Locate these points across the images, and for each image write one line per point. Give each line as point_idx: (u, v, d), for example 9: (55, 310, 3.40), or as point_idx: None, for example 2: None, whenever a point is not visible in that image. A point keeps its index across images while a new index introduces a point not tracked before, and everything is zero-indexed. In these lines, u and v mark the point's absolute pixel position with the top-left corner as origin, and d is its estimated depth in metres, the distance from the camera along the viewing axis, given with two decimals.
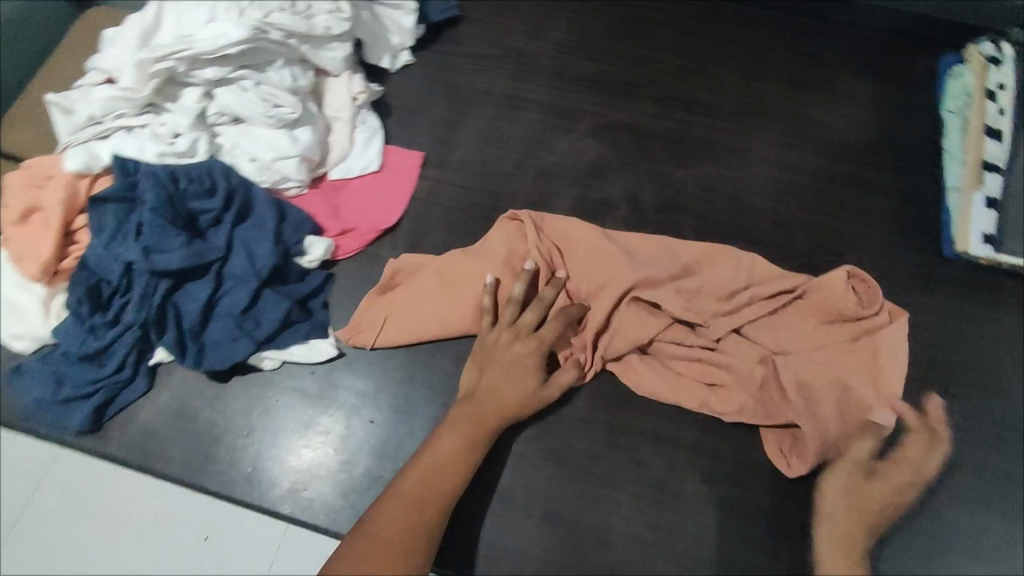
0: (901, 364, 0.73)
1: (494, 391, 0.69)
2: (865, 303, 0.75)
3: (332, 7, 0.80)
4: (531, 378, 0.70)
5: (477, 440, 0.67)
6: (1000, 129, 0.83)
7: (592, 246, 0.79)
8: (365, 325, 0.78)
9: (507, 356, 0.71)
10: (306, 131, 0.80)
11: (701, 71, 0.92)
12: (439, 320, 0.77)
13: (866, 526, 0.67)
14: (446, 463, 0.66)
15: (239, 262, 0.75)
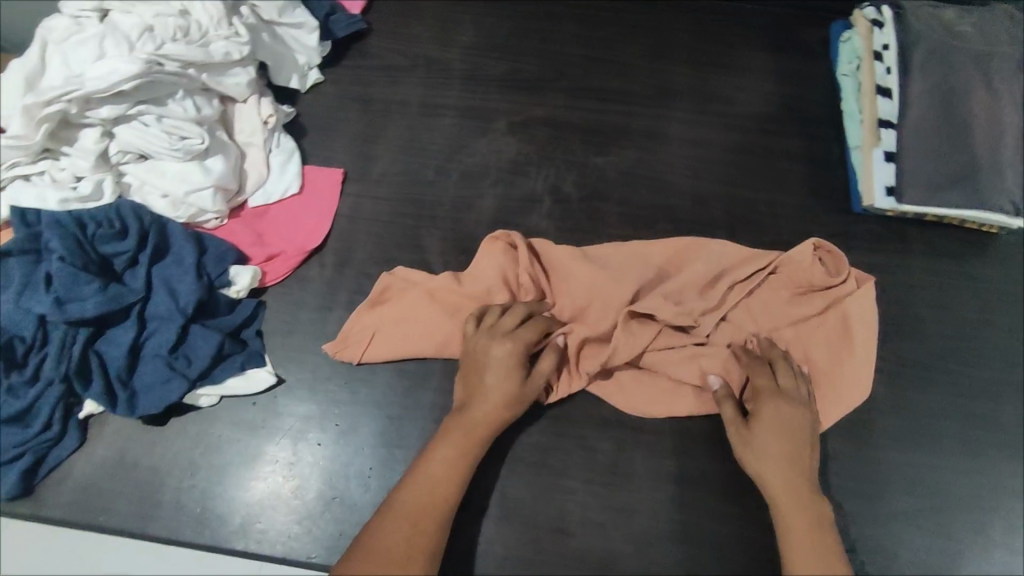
0: (871, 332, 0.75)
1: (481, 399, 0.69)
2: (832, 272, 0.78)
3: (228, 32, 0.79)
4: (513, 376, 0.70)
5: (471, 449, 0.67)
6: (889, 87, 0.85)
7: (572, 254, 0.79)
8: (354, 338, 0.77)
9: (486, 360, 0.70)
10: (217, 160, 0.78)
11: (610, 60, 0.94)
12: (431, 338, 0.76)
13: (800, 474, 0.66)
14: (443, 472, 0.66)
15: (161, 301, 0.73)
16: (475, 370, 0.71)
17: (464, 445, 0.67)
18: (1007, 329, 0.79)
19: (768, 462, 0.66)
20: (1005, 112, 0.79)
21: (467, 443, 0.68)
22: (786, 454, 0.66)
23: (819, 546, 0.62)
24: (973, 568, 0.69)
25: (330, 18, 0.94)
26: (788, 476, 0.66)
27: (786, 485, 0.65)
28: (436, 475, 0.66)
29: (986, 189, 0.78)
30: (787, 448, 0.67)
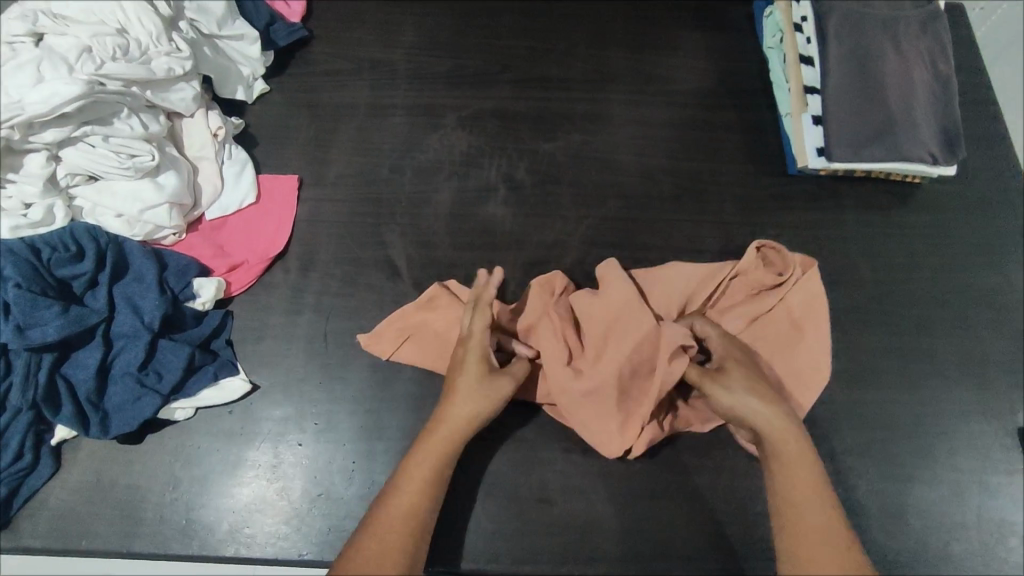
0: (823, 334, 0.77)
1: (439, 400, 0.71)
2: (780, 266, 0.81)
3: (169, 48, 0.79)
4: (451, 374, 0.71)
5: (442, 463, 0.66)
6: (811, 55, 0.91)
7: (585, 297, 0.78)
8: (387, 336, 0.78)
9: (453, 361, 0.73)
10: (170, 176, 0.78)
11: (551, 50, 0.97)
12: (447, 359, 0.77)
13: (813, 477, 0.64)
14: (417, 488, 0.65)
15: (126, 319, 0.73)
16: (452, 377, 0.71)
17: (434, 462, 0.66)
18: (935, 268, 0.85)
19: (757, 410, 0.68)
20: (914, 72, 0.87)
21: (436, 457, 0.66)
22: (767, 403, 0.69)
23: (815, 484, 0.64)
24: (922, 489, 0.75)
25: (271, 28, 0.94)
26: (780, 424, 0.67)
27: (779, 432, 0.67)
28: (415, 491, 0.64)
29: (905, 143, 0.84)
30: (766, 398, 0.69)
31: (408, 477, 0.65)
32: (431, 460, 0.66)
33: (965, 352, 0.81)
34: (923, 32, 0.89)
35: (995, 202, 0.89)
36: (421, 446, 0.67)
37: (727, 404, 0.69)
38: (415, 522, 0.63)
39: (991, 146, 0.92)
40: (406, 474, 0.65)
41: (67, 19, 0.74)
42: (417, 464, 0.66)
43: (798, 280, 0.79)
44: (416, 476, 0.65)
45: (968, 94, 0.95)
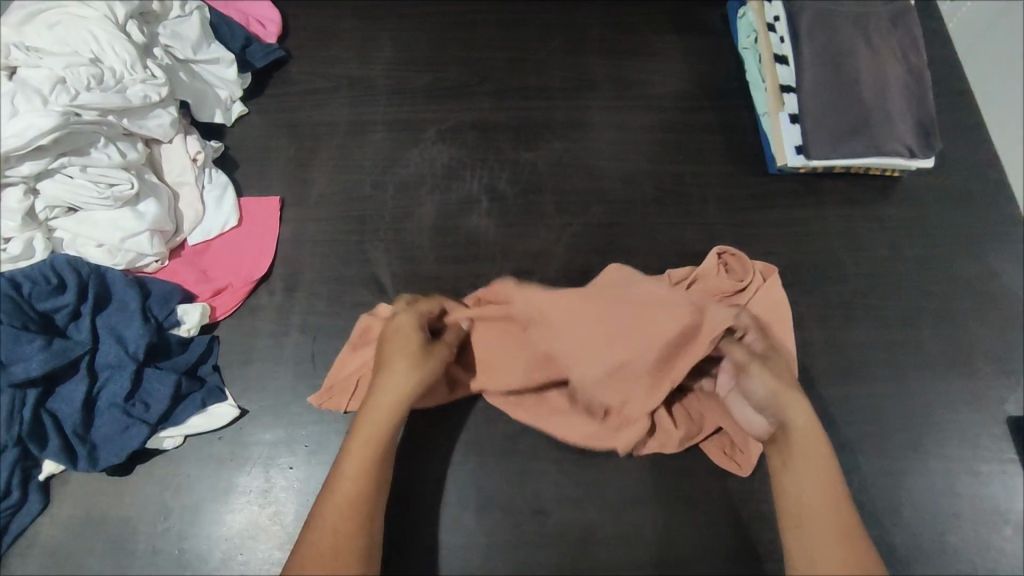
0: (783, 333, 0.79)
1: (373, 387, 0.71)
2: (740, 274, 0.81)
3: (144, 75, 0.79)
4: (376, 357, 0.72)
5: (376, 457, 0.66)
6: (785, 54, 0.91)
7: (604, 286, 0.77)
8: (337, 388, 0.77)
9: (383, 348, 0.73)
10: (150, 204, 0.78)
11: (528, 59, 0.98)
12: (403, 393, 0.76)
13: (833, 503, 0.65)
14: (352, 485, 0.64)
15: (111, 349, 0.73)
16: (385, 347, 0.71)
17: (365, 457, 0.65)
18: (918, 261, 0.86)
19: (794, 401, 0.70)
20: (887, 66, 0.88)
21: (365, 449, 0.66)
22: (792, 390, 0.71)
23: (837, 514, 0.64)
24: (915, 482, 0.75)
25: (247, 50, 0.94)
26: (809, 430, 0.69)
27: (807, 438, 0.69)
28: (351, 490, 0.64)
29: (881, 136, 0.85)
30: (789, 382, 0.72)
31: (342, 475, 0.65)
32: (362, 455, 0.66)
33: (950, 343, 0.82)
34: (893, 27, 0.91)
35: (974, 192, 0.90)
36: (351, 442, 0.66)
37: (764, 395, 0.71)
38: (358, 525, 0.63)
39: (967, 137, 0.93)
40: (340, 472, 0.65)
41: (41, 50, 0.73)
42: (350, 461, 0.65)
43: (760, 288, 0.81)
44: (352, 473, 0.65)
45: (942, 86, 0.96)
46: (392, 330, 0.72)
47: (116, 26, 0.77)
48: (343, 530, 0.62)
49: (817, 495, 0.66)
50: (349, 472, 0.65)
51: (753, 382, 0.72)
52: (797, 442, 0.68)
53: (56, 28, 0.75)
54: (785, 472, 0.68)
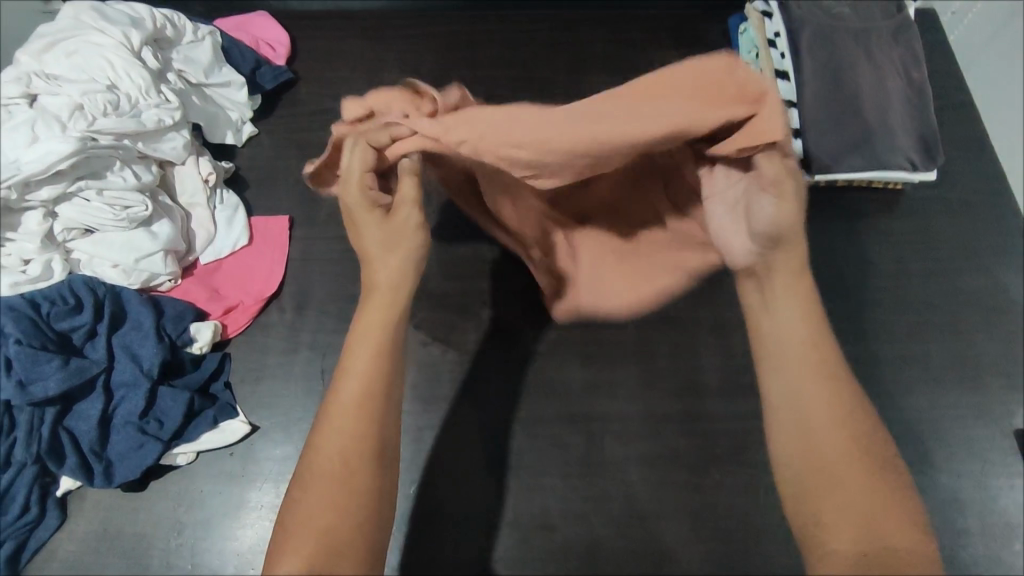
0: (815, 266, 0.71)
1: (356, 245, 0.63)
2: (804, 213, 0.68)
3: (158, 100, 0.81)
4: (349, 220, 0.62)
5: (378, 376, 0.59)
6: (786, 70, 0.91)
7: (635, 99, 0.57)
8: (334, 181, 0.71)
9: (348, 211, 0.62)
10: (164, 224, 0.80)
11: (532, 77, 1.00)
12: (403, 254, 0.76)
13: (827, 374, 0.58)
14: (352, 414, 0.57)
15: (126, 368, 0.75)
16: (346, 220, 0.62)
17: (365, 377, 0.58)
18: (922, 274, 0.86)
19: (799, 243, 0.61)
20: (887, 80, 0.89)
21: (370, 358, 0.59)
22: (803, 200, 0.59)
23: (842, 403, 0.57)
24: (923, 496, 0.75)
25: (257, 72, 0.97)
26: (800, 316, 0.61)
27: (802, 326, 0.60)
28: (339, 446, 0.56)
29: (882, 150, 0.86)
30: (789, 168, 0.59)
31: (336, 402, 0.58)
32: (363, 381, 0.58)
33: (956, 356, 0.82)
34: (895, 42, 0.91)
35: (978, 205, 0.90)
36: (350, 356, 0.60)
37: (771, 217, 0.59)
38: (349, 458, 0.56)
39: (971, 149, 0.93)
40: (334, 403, 0.58)
41: (60, 78, 0.75)
42: (346, 382, 0.58)
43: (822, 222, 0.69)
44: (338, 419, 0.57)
45: (944, 98, 0.97)
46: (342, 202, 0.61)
47: (131, 53, 0.80)
48: (342, 463, 0.56)
49: (817, 393, 0.57)
50: (346, 398, 0.58)
51: (762, 200, 0.59)
52: (783, 334, 0.61)
53: (73, 55, 0.77)
54: (769, 330, 0.61)
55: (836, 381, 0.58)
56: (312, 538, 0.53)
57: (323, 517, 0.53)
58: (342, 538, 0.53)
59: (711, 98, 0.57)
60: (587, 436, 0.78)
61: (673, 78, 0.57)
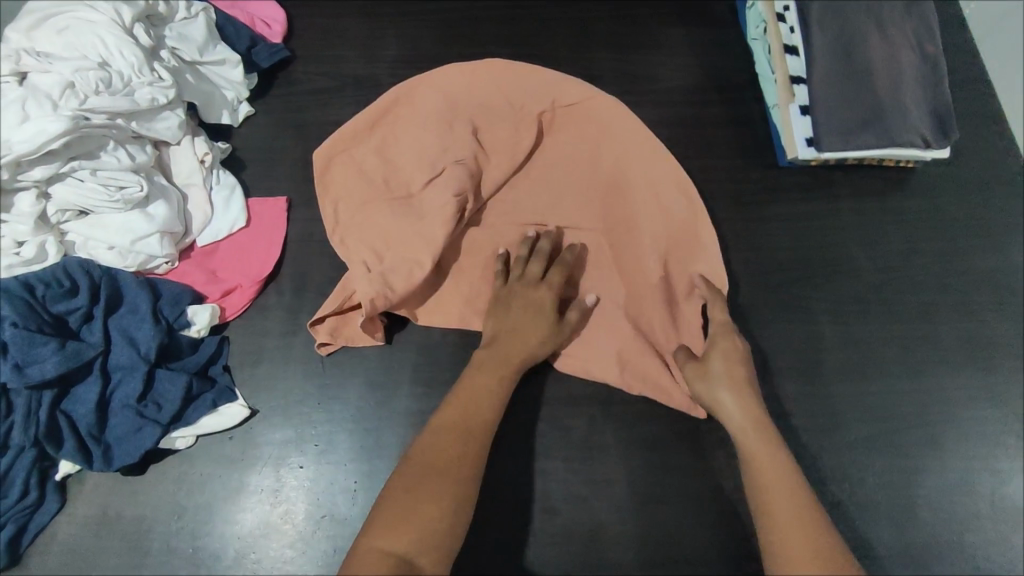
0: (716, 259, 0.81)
1: (514, 334, 0.74)
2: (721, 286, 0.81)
3: (151, 78, 0.79)
4: (537, 315, 0.75)
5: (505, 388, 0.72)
6: (796, 45, 0.89)
7: (536, 213, 0.86)
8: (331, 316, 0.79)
9: (520, 304, 0.76)
10: (160, 206, 0.79)
11: (533, 54, 0.97)
12: (391, 141, 0.86)
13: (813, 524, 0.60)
14: (478, 405, 0.70)
15: (123, 351, 0.74)
16: (510, 320, 0.75)
17: (497, 385, 0.71)
18: (933, 254, 0.84)
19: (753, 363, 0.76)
20: (901, 55, 0.86)
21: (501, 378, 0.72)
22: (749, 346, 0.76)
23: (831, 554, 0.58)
24: (931, 479, 0.74)
25: (252, 50, 0.95)
26: (766, 460, 0.66)
27: (775, 473, 0.65)
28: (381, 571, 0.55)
29: (895, 126, 0.83)
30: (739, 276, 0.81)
31: (468, 394, 0.70)
32: (491, 380, 0.71)
33: (968, 338, 0.80)
34: (908, 15, 0.88)
35: (992, 182, 0.88)
36: (484, 361, 0.73)
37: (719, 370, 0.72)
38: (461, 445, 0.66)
39: (985, 126, 0.91)
40: (470, 393, 0.70)
41: (50, 55, 0.74)
42: (481, 376, 0.72)
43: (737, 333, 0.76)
44: (375, 554, 0.57)
45: (958, 74, 0.94)
46: (533, 297, 0.77)
47: (123, 30, 0.78)
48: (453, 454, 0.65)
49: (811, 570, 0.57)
50: (482, 399, 0.70)
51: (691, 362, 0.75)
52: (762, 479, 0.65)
53: (65, 33, 0.75)
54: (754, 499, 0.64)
55: (816, 536, 0.59)
56: (391, 521, 0.59)
57: (424, 500, 0.61)
58: (416, 520, 0.59)
59: (595, 209, 0.85)
60: (590, 420, 0.77)
61: (573, 196, 0.86)
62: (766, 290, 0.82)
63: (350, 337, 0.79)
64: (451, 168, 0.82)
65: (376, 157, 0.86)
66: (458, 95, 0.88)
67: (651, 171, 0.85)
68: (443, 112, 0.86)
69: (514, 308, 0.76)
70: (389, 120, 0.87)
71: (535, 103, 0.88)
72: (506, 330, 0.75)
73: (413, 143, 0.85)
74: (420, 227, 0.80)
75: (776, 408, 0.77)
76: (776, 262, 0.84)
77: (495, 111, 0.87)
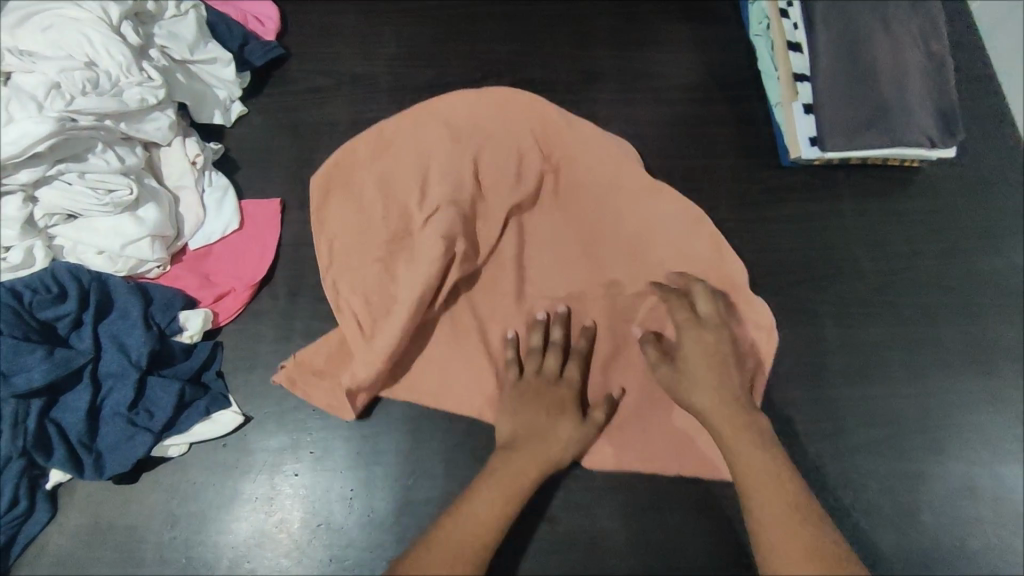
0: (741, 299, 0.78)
1: (531, 436, 0.70)
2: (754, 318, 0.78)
3: (141, 78, 0.77)
4: (552, 417, 0.72)
5: (514, 503, 0.67)
6: (800, 41, 0.88)
7: (541, 251, 0.81)
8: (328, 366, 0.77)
9: (536, 404, 0.72)
10: (150, 208, 0.77)
11: (532, 51, 0.95)
12: (389, 171, 0.81)
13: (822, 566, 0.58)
14: (483, 524, 0.64)
15: (114, 358, 0.72)
16: (526, 421, 0.71)
17: (503, 499, 0.66)
18: (938, 255, 0.83)
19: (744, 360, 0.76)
20: (906, 52, 0.85)
21: (511, 492, 0.67)
22: (739, 340, 0.76)
23: None
24: (935, 485, 0.73)
25: (246, 48, 0.92)
26: (770, 493, 0.63)
27: (780, 508, 0.62)
28: None
29: (900, 126, 0.82)
30: (769, 351, 0.77)
31: (475, 508, 0.65)
32: (499, 493, 0.66)
33: (971, 340, 0.79)
34: (913, 11, 0.87)
35: (998, 182, 0.86)
36: (495, 469, 0.68)
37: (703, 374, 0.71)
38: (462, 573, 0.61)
39: (990, 125, 0.89)
40: (473, 507, 0.65)
41: (35, 54, 0.72)
42: (490, 489, 0.67)
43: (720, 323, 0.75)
44: None
45: (964, 71, 0.92)
46: (553, 396, 0.73)
47: (111, 28, 0.76)
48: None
49: None
50: (485, 513, 0.65)
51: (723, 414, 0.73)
52: (759, 501, 0.63)
53: (49, 31, 0.73)
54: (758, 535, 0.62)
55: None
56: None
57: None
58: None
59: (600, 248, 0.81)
60: None
61: (579, 233, 0.81)
62: (768, 292, 0.81)
63: (332, 406, 0.75)
64: (446, 208, 0.77)
65: (375, 189, 0.81)
66: (466, 123, 0.83)
67: (662, 212, 0.80)
68: (446, 141, 0.81)
69: (530, 404, 0.72)
70: (390, 148, 0.82)
71: (546, 138, 0.83)
72: (523, 434, 0.71)
73: (407, 175, 0.81)
74: (413, 271, 0.76)
75: (778, 412, 0.76)
76: (779, 264, 0.82)
77: (502, 142, 0.82)
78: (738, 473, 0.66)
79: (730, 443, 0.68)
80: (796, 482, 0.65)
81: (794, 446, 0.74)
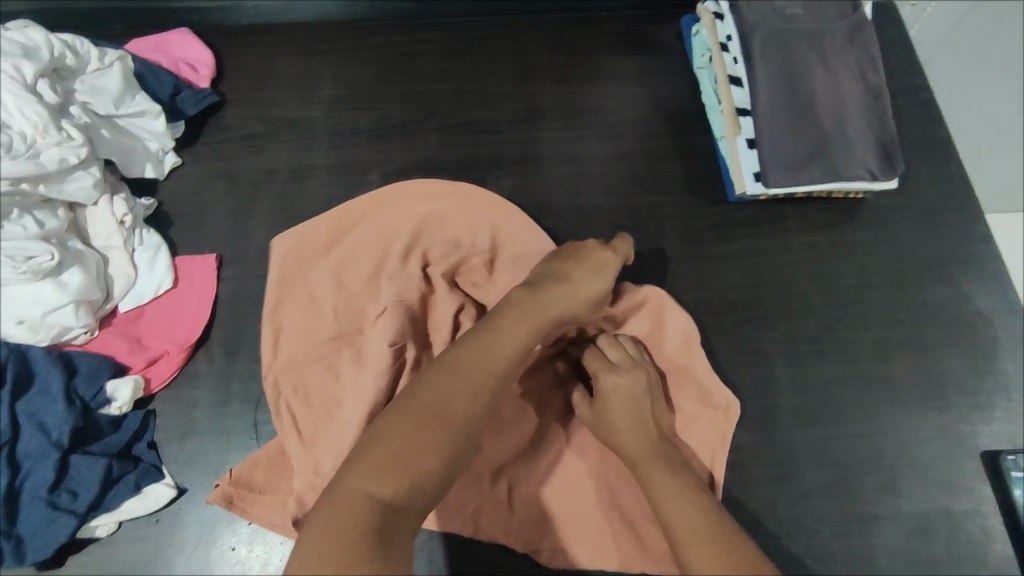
0: (695, 385, 0.76)
1: (566, 280, 0.69)
2: (711, 397, 0.75)
3: (60, 137, 0.73)
4: (595, 278, 0.71)
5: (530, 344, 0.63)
6: (740, 76, 0.87)
7: None
8: (261, 482, 0.73)
9: (579, 256, 0.72)
10: (74, 273, 0.73)
11: (476, 89, 0.94)
12: (345, 261, 0.80)
13: None
14: (507, 350, 0.61)
15: (33, 438, 0.68)
16: (561, 270, 0.70)
17: (526, 332, 0.63)
18: (885, 287, 0.82)
19: (660, 402, 0.73)
20: (844, 85, 0.85)
21: (534, 329, 0.64)
22: (655, 380, 0.73)
23: None
24: (889, 526, 0.72)
25: (177, 97, 0.90)
26: (695, 533, 0.60)
27: (705, 547, 0.58)
28: (384, 459, 0.51)
29: (842, 161, 0.82)
30: (726, 430, 0.74)
31: (501, 335, 0.61)
32: (524, 326, 0.63)
33: (922, 373, 0.78)
34: (850, 43, 0.87)
35: (941, 211, 0.86)
36: (522, 302, 0.65)
37: (620, 422, 0.69)
38: (479, 397, 0.57)
39: (932, 152, 0.90)
40: (494, 337, 0.61)
41: None
42: (517, 321, 0.63)
43: (649, 372, 0.73)
44: (377, 446, 0.52)
45: (904, 98, 0.93)
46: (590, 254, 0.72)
47: (24, 86, 0.72)
48: (468, 406, 0.56)
49: None
50: (505, 350, 0.60)
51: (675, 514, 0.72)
52: (686, 540, 0.60)
53: None
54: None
55: None
56: (382, 461, 0.51)
57: (420, 445, 0.52)
58: (410, 464, 0.52)
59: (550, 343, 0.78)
60: (537, 483, 0.75)
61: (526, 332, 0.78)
62: (719, 332, 0.80)
63: (271, 523, 0.71)
64: (394, 307, 0.75)
65: (328, 280, 0.79)
66: (427, 210, 0.81)
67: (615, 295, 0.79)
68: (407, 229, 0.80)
69: (569, 260, 0.72)
70: (348, 235, 0.81)
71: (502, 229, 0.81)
72: (557, 277, 0.69)
73: (359, 273, 0.79)
74: (360, 374, 0.74)
75: (730, 458, 0.74)
76: (728, 303, 0.81)
77: (459, 232, 0.81)
78: (670, 533, 0.61)
79: (663, 506, 0.63)
80: (732, 533, 0.60)
81: (746, 494, 0.73)
